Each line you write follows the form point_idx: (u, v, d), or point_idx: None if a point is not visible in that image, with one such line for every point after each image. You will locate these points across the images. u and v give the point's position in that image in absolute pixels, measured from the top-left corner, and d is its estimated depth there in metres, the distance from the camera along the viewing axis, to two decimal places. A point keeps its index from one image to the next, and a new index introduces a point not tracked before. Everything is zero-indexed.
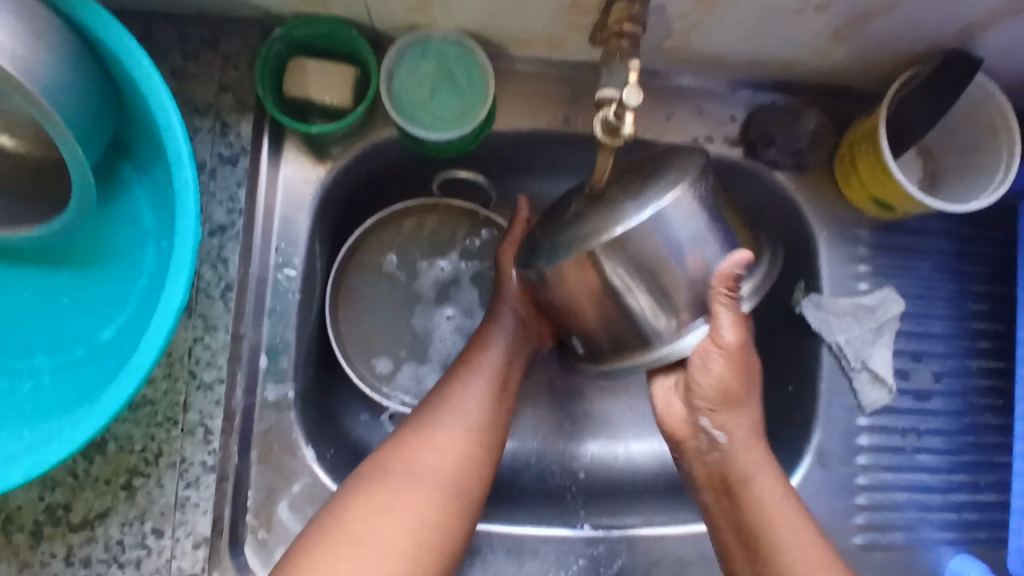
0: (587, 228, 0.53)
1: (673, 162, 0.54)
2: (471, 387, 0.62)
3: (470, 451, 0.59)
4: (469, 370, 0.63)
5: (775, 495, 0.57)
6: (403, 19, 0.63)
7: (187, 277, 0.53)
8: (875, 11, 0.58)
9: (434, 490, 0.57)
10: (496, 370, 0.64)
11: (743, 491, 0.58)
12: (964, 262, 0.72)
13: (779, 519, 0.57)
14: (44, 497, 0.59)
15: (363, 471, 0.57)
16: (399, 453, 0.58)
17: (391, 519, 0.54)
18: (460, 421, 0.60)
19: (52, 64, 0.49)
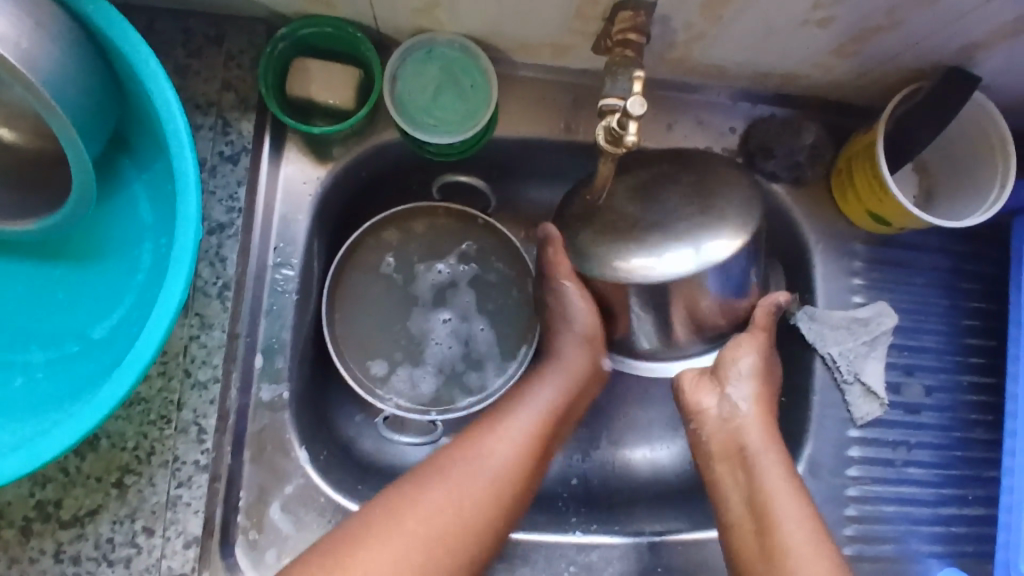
0: (628, 253, 0.59)
1: (726, 195, 0.58)
2: (545, 391, 0.65)
3: (522, 460, 0.61)
4: (548, 376, 0.66)
5: (781, 478, 0.59)
6: (408, 22, 0.63)
7: (187, 274, 0.52)
8: (876, 28, 0.59)
9: (481, 495, 0.58)
10: (570, 388, 0.66)
11: (759, 468, 0.60)
12: (957, 278, 0.73)
13: (795, 520, 0.57)
14: (34, 493, 0.59)
15: (426, 468, 0.59)
16: (464, 453, 0.59)
17: (433, 516, 0.56)
18: (526, 424, 0.62)
19: (55, 56, 0.49)
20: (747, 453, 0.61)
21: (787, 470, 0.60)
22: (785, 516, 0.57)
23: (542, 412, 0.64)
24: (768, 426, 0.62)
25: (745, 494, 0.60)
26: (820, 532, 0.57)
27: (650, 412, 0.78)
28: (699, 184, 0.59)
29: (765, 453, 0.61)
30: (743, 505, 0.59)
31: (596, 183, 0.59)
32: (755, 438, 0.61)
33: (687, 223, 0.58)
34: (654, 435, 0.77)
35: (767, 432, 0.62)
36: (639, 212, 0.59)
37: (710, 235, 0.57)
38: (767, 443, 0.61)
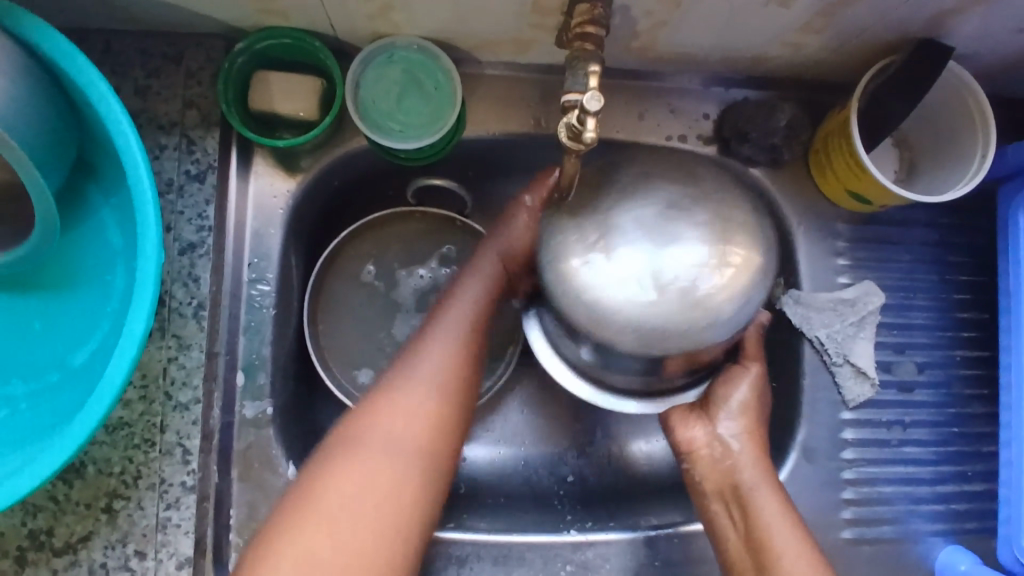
0: (620, 275, 0.52)
1: (736, 243, 0.53)
2: (461, 299, 0.64)
3: (442, 414, 0.59)
4: (444, 319, 0.63)
5: (777, 513, 0.59)
6: (367, 28, 0.62)
7: (151, 300, 0.52)
8: (841, 2, 0.57)
9: (410, 457, 0.56)
10: (467, 322, 0.63)
11: (754, 506, 0.59)
12: (945, 252, 0.72)
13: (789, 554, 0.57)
14: (26, 523, 0.59)
15: (331, 445, 0.56)
16: (366, 420, 0.57)
17: (356, 489, 0.54)
18: (443, 354, 0.61)
19: (5, 88, 0.49)
20: (741, 490, 0.60)
21: (785, 509, 0.59)
22: (784, 555, 0.57)
23: (463, 321, 0.63)
24: (761, 460, 0.61)
25: (742, 529, 0.59)
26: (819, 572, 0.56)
27: None
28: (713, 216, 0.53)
29: (762, 488, 0.60)
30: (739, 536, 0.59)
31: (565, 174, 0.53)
32: (749, 472, 0.61)
33: (695, 254, 0.52)
34: (649, 427, 0.76)
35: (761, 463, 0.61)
36: (645, 236, 0.52)
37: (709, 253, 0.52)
38: (763, 483, 0.60)
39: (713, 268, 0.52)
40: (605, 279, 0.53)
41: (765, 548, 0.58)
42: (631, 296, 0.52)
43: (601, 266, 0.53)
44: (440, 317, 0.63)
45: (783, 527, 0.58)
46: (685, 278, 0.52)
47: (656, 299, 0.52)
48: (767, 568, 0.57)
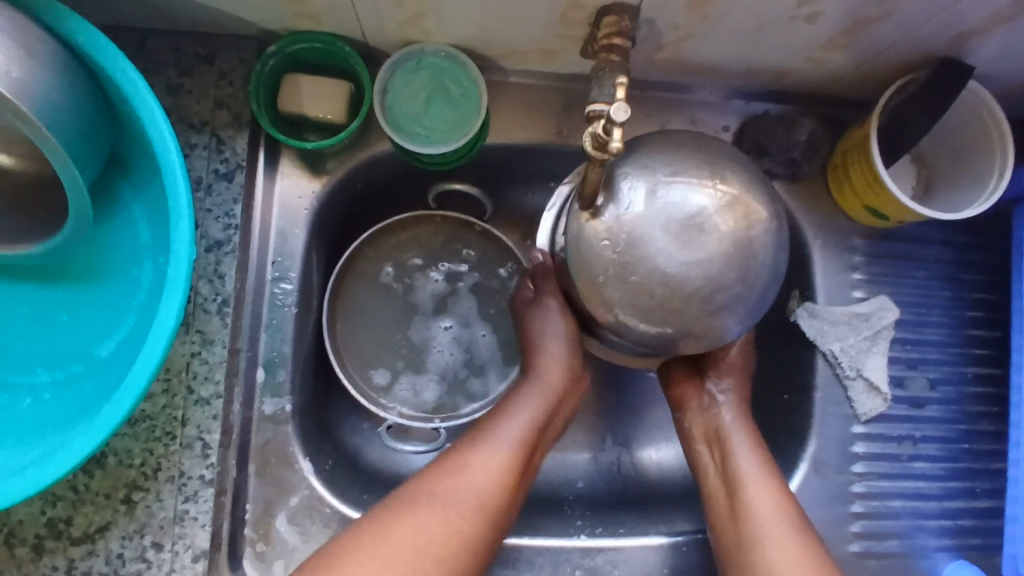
0: (628, 228, 0.51)
1: (753, 229, 0.51)
2: (522, 412, 0.61)
3: (506, 482, 0.58)
4: (516, 406, 0.62)
5: (752, 458, 0.62)
6: (396, 34, 0.63)
7: (181, 298, 0.53)
8: (864, 22, 0.58)
9: (463, 522, 0.55)
10: (548, 404, 0.62)
11: (732, 449, 0.63)
12: (958, 269, 0.73)
13: (763, 513, 0.59)
14: (45, 511, 0.60)
15: (400, 494, 0.57)
16: (435, 486, 0.57)
17: (398, 554, 0.53)
18: (501, 451, 0.59)
19: (46, 84, 0.50)
20: (722, 443, 0.64)
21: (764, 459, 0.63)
22: (758, 497, 0.60)
23: (515, 439, 0.60)
24: (744, 419, 0.65)
25: (720, 473, 0.63)
26: (795, 534, 0.58)
27: (655, 412, 0.78)
28: (734, 198, 0.50)
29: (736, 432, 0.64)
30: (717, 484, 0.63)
31: (586, 183, 0.51)
32: (734, 431, 0.64)
33: (705, 226, 0.50)
34: (660, 436, 0.77)
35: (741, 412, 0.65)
36: (660, 198, 0.50)
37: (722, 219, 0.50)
38: (743, 436, 0.64)
39: (721, 247, 0.50)
40: (615, 233, 0.51)
41: (740, 492, 0.61)
42: (631, 262, 0.51)
43: (614, 218, 0.51)
44: (495, 431, 0.60)
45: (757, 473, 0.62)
46: (688, 252, 0.50)
47: (658, 271, 0.50)
48: (740, 508, 0.60)
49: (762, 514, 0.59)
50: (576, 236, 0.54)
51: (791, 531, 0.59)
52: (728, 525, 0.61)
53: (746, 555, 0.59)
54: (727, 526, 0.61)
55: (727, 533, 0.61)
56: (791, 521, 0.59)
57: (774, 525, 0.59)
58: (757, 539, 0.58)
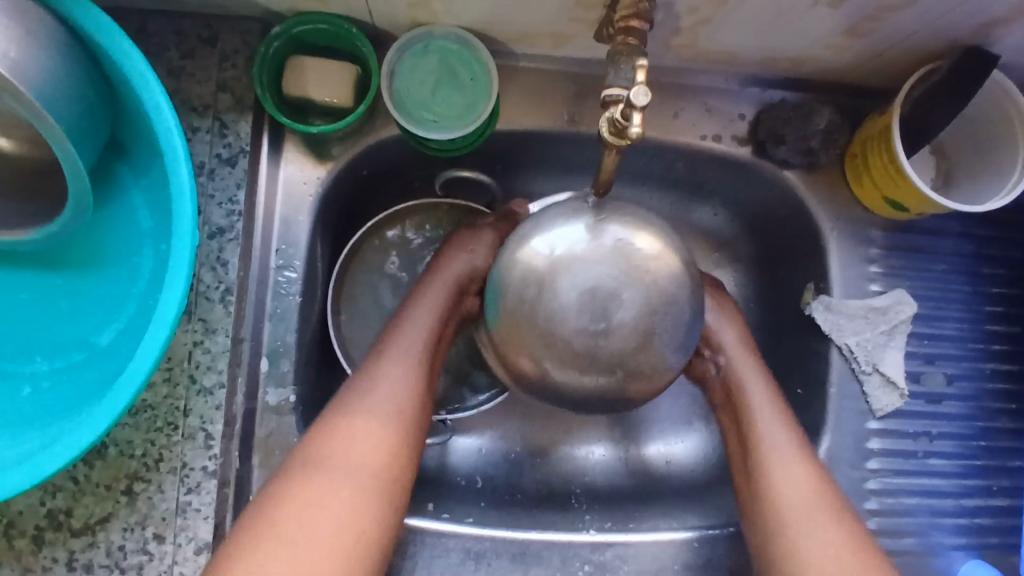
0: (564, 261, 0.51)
1: (675, 281, 0.51)
2: (412, 326, 0.62)
3: (393, 438, 0.56)
4: (396, 342, 0.61)
5: (765, 402, 0.63)
6: (405, 16, 0.61)
7: (185, 281, 0.52)
8: (888, 7, 0.56)
9: (363, 479, 0.53)
10: (420, 356, 0.60)
11: (745, 394, 0.63)
12: (977, 263, 0.71)
13: (772, 446, 0.60)
14: (45, 502, 0.59)
15: (290, 464, 0.54)
16: (325, 438, 0.55)
17: (317, 506, 0.51)
18: (402, 368, 0.59)
19: (44, 63, 0.48)
20: (740, 406, 0.63)
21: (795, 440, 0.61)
22: (785, 477, 0.59)
23: (415, 345, 0.61)
24: (767, 391, 0.64)
25: (742, 449, 0.62)
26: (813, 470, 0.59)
27: (663, 404, 0.77)
28: (665, 253, 0.51)
29: (744, 366, 0.65)
30: (732, 430, 0.64)
31: (602, 171, 0.49)
32: (757, 400, 0.63)
33: (634, 276, 0.50)
34: (669, 428, 0.76)
35: (749, 368, 0.65)
36: (588, 242, 0.51)
37: (656, 266, 0.51)
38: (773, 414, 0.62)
39: (647, 294, 0.50)
40: (547, 270, 0.51)
41: (766, 473, 0.59)
42: (559, 300, 0.50)
43: (551, 256, 0.51)
44: (392, 346, 0.60)
45: (790, 456, 0.60)
46: (611, 298, 0.50)
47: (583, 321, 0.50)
48: (754, 457, 0.60)
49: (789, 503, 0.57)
50: (504, 270, 0.54)
51: (810, 491, 0.58)
52: (743, 476, 0.61)
53: (759, 507, 0.59)
54: (748, 493, 0.60)
55: (744, 483, 0.61)
56: (809, 479, 0.59)
57: (799, 510, 0.57)
58: (773, 483, 0.59)
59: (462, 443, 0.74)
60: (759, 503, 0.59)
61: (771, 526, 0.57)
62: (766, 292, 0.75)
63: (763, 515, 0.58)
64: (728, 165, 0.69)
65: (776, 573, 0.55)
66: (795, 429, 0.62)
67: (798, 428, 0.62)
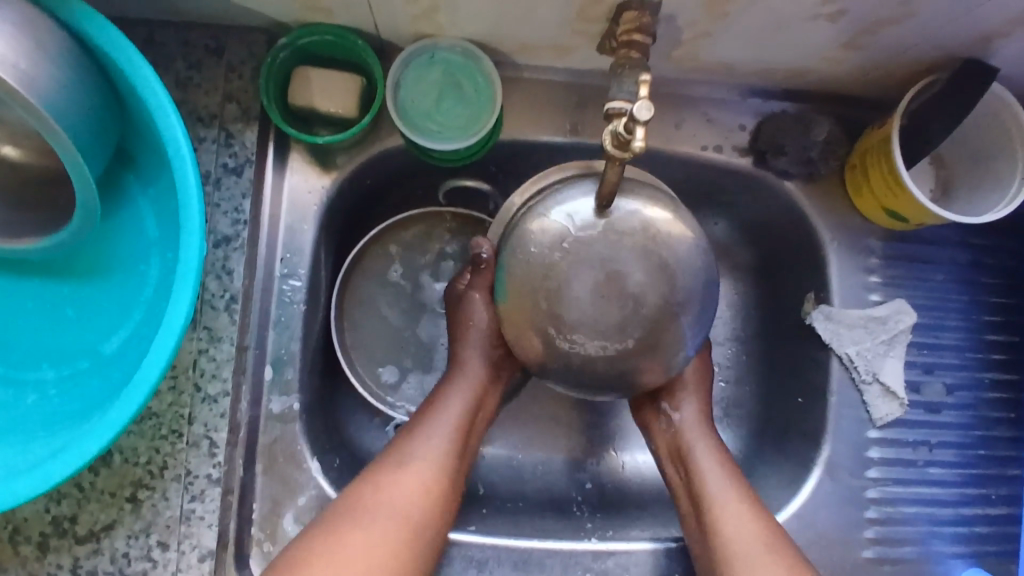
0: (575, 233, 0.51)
1: (685, 254, 0.52)
2: (454, 401, 0.63)
3: (427, 502, 0.58)
4: (441, 408, 0.63)
5: (710, 455, 0.63)
6: (410, 27, 0.62)
7: (193, 290, 0.52)
8: (888, 20, 0.57)
9: (394, 545, 0.55)
10: (461, 424, 0.62)
11: (693, 455, 0.64)
12: (976, 273, 0.72)
13: (721, 502, 0.61)
14: (50, 509, 0.59)
15: (334, 514, 0.56)
16: (365, 498, 0.57)
17: (353, 567, 0.53)
18: (443, 432, 0.61)
19: (55, 76, 0.49)
20: (688, 465, 0.63)
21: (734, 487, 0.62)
22: (733, 528, 0.59)
23: (456, 420, 0.62)
24: (711, 446, 0.64)
25: (693, 501, 0.62)
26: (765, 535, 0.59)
27: None
28: (674, 223, 0.53)
29: (691, 426, 0.65)
30: (680, 478, 0.64)
31: (603, 184, 0.49)
32: (702, 457, 0.63)
33: (649, 245, 0.51)
34: None
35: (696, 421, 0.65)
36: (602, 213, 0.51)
37: (668, 237, 0.52)
38: (721, 467, 0.63)
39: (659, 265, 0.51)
40: (560, 242, 0.51)
41: (717, 522, 0.60)
42: (573, 270, 0.51)
43: (565, 227, 0.52)
44: (436, 411, 0.63)
45: (728, 500, 0.61)
46: (624, 270, 0.50)
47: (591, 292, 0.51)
48: (706, 518, 0.60)
49: (745, 565, 0.58)
50: (516, 240, 0.54)
51: (760, 547, 0.58)
52: (697, 536, 0.61)
53: (718, 564, 0.59)
54: (706, 555, 0.60)
55: (697, 542, 0.61)
56: (762, 532, 0.59)
57: (751, 564, 0.57)
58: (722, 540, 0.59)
59: None
60: (718, 561, 0.59)
61: None
62: (766, 301, 0.76)
63: (723, 571, 0.58)
64: (728, 175, 0.70)
65: None
66: (742, 486, 0.62)
67: (739, 476, 0.63)
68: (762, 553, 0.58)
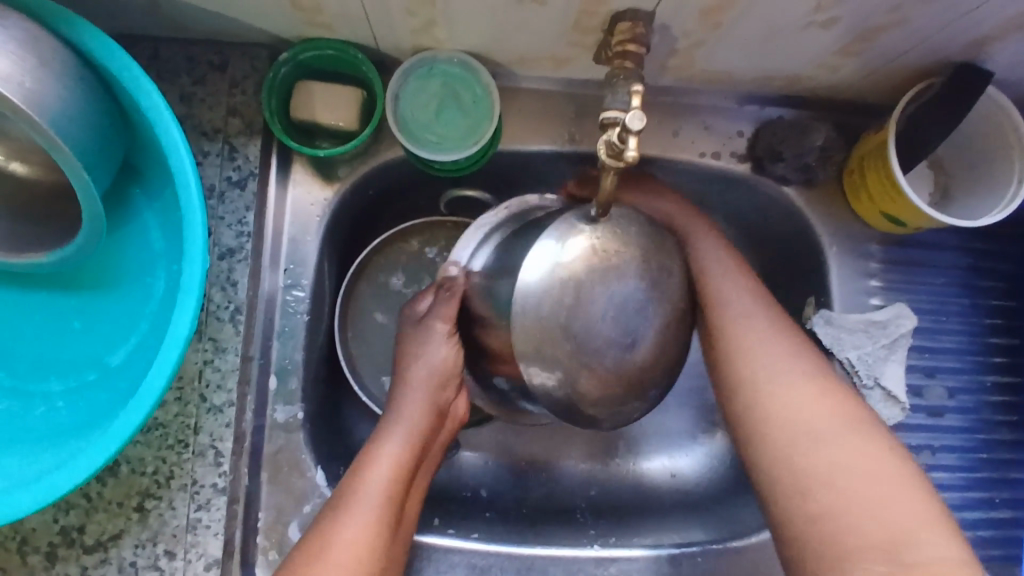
0: (535, 280, 0.48)
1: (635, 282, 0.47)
2: (410, 404, 0.60)
3: (391, 519, 0.55)
4: (397, 420, 0.59)
5: (740, 290, 0.58)
6: (408, 41, 0.63)
7: (195, 302, 0.53)
8: (879, 28, 0.58)
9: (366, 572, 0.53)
10: (420, 427, 0.59)
11: (717, 287, 0.58)
12: (976, 277, 0.72)
13: (756, 343, 0.56)
14: (58, 519, 0.60)
15: (301, 552, 0.53)
16: (332, 528, 0.54)
17: None
18: (401, 442, 0.58)
19: (58, 93, 0.50)
20: (721, 326, 0.57)
21: (801, 362, 0.56)
22: (782, 410, 0.54)
23: (412, 425, 0.59)
24: (756, 300, 0.58)
25: (729, 361, 0.57)
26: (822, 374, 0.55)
27: (666, 417, 0.77)
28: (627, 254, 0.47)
29: (705, 241, 0.61)
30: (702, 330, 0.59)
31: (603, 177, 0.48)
32: (728, 294, 0.58)
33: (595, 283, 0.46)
34: (674, 443, 0.77)
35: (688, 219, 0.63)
36: (558, 255, 0.47)
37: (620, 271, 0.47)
38: (777, 333, 0.57)
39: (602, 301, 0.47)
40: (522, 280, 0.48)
41: (774, 383, 0.55)
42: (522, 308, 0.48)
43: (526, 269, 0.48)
44: (394, 420, 0.59)
45: (783, 381, 0.55)
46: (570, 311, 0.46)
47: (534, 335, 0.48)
48: (743, 360, 0.56)
49: (809, 455, 0.52)
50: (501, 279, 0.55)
51: (824, 403, 0.54)
52: (739, 386, 0.56)
53: (773, 432, 0.54)
54: (742, 419, 0.56)
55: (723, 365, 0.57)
56: (808, 369, 0.55)
57: (796, 437, 0.53)
58: (772, 395, 0.55)
59: (467, 458, 0.75)
60: (780, 443, 0.53)
61: (781, 443, 0.53)
62: None
63: (791, 450, 0.53)
64: (728, 182, 0.70)
65: (782, 489, 0.52)
66: (768, 307, 0.59)
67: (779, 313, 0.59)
68: (831, 413, 0.53)
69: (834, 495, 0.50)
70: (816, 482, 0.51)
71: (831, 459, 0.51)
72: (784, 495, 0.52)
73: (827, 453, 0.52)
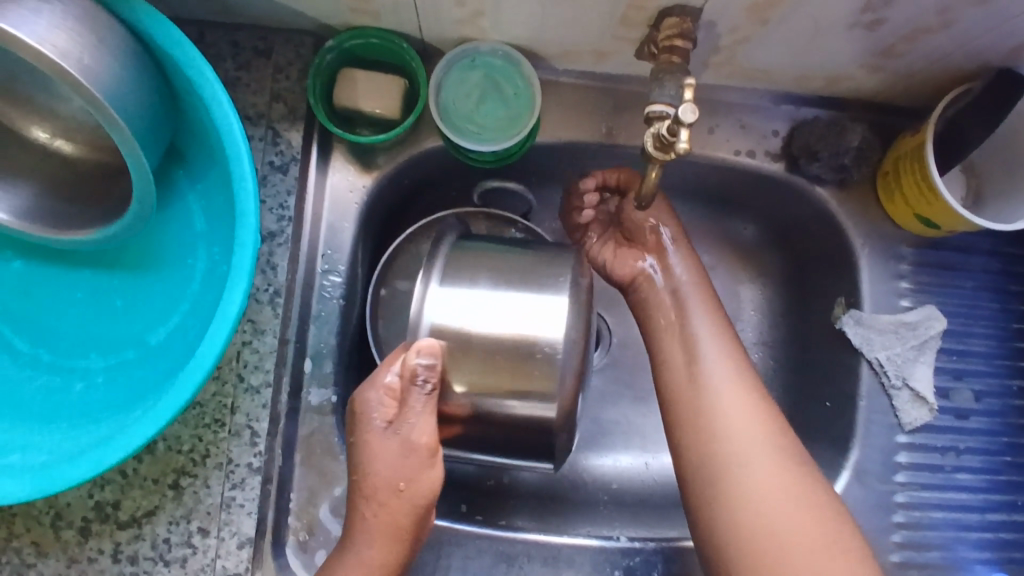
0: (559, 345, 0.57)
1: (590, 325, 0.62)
2: (391, 478, 0.54)
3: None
4: (376, 488, 0.54)
5: (690, 275, 0.65)
6: (453, 31, 0.63)
7: (246, 282, 0.54)
8: (923, 30, 0.58)
9: None
10: (409, 499, 0.54)
11: (672, 270, 0.65)
12: (1006, 281, 0.72)
13: (699, 327, 0.62)
14: (93, 495, 0.61)
15: None
16: None
17: None
18: (386, 516, 0.54)
19: (115, 70, 0.51)
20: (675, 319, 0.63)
21: (738, 368, 0.60)
22: (731, 407, 0.57)
23: (401, 504, 0.54)
24: (710, 312, 0.63)
25: (687, 357, 0.60)
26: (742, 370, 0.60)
27: None
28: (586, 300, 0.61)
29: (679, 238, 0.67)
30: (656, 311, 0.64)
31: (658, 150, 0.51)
32: (684, 277, 0.65)
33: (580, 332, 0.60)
34: None
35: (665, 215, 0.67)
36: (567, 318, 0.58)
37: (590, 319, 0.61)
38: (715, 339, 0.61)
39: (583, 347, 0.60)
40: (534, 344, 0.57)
41: (704, 383, 0.59)
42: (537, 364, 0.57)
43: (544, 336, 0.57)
44: (371, 493, 0.54)
45: (725, 380, 0.59)
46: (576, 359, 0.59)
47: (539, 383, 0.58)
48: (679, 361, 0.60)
49: (732, 454, 0.55)
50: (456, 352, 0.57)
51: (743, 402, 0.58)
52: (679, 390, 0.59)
53: (698, 433, 0.57)
54: (689, 407, 0.58)
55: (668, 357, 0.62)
56: (733, 370, 0.59)
57: (743, 433, 0.56)
58: (699, 396, 0.58)
59: None
60: (703, 444, 0.57)
61: (703, 445, 0.56)
62: (796, 306, 0.77)
63: (712, 451, 0.56)
64: (761, 179, 0.71)
65: (706, 491, 0.55)
66: (714, 298, 0.64)
67: (717, 312, 0.63)
68: (751, 413, 0.57)
69: (760, 496, 0.54)
70: (734, 481, 0.54)
71: (748, 461, 0.55)
72: (713, 496, 0.55)
73: (741, 458, 0.55)
